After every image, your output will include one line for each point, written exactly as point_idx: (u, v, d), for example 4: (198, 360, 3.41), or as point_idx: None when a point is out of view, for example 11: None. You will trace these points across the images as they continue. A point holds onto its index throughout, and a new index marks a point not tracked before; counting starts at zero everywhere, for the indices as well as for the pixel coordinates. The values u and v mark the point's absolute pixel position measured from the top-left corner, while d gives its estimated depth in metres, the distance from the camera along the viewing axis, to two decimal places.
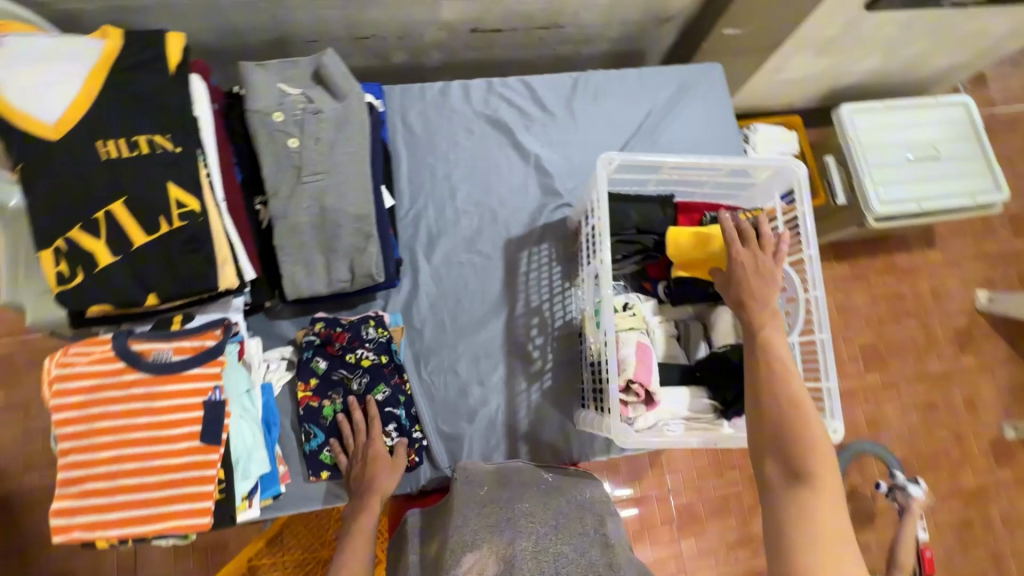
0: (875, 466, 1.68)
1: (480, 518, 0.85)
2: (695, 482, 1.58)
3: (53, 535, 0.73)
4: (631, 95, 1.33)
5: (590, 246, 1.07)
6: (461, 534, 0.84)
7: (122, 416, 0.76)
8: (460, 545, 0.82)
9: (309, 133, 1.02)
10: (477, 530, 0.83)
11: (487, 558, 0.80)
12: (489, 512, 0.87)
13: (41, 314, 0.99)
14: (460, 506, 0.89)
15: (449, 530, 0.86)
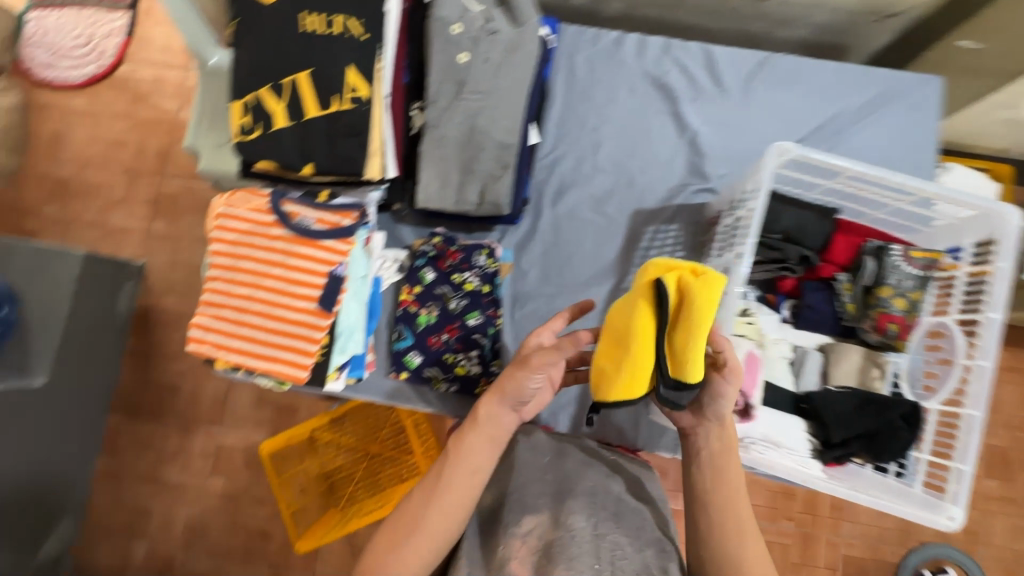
0: None
1: (543, 487, 0.87)
2: None
3: (187, 343, 0.83)
4: (823, 90, 1.17)
5: (728, 238, 0.99)
6: (524, 496, 0.86)
7: (262, 262, 0.84)
8: (522, 507, 0.85)
9: (480, 52, 1.02)
10: (540, 497, 0.86)
11: (546, 524, 0.81)
12: (552, 483, 0.88)
13: (213, 162, 1.15)
14: (525, 467, 0.91)
15: (510, 486, 0.89)
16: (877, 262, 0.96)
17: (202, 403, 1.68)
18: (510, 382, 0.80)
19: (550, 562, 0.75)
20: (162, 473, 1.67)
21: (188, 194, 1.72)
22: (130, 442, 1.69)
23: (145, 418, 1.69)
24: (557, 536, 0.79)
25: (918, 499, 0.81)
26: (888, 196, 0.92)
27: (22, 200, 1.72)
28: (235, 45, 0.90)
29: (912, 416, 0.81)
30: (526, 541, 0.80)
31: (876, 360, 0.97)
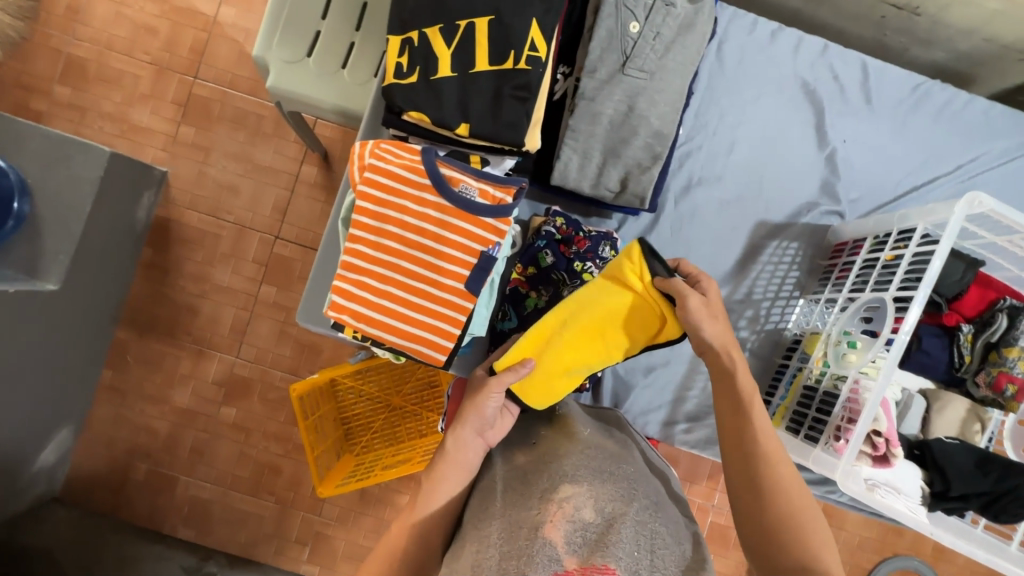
0: None
1: (589, 466, 0.80)
2: None
3: (327, 309, 0.75)
4: (968, 129, 1.13)
5: (869, 273, 0.96)
6: (571, 468, 0.79)
7: (413, 230, 0.76)
8: (560, 476, 0.78)
9: (653, 24, 0.92)
10: (585, 472, 0.78)
11: (585, 498, 0.73)
12: (596, 461, 0.81)
13: (281, 81, 1.02)
14: (571, 447, 0.85)
15: (553, 460, 0.82)
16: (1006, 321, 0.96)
17: (222, 328, 1.50)
18: (471, 407, 0.81)
19: (586, 541, 0.68)
20: (172, 395, 1.49)
21: (222, 102, 1.49)
22: (138, 358, 1.50)
23: (156, 335, 1.50)
24: (596, 516, 0.71)
25: (1014, 555, 0.83)
26: None
27: (27, 71, 1.45)
28: None
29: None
30: (563, 509, 0.71)
31: (979, 415, 0.98)
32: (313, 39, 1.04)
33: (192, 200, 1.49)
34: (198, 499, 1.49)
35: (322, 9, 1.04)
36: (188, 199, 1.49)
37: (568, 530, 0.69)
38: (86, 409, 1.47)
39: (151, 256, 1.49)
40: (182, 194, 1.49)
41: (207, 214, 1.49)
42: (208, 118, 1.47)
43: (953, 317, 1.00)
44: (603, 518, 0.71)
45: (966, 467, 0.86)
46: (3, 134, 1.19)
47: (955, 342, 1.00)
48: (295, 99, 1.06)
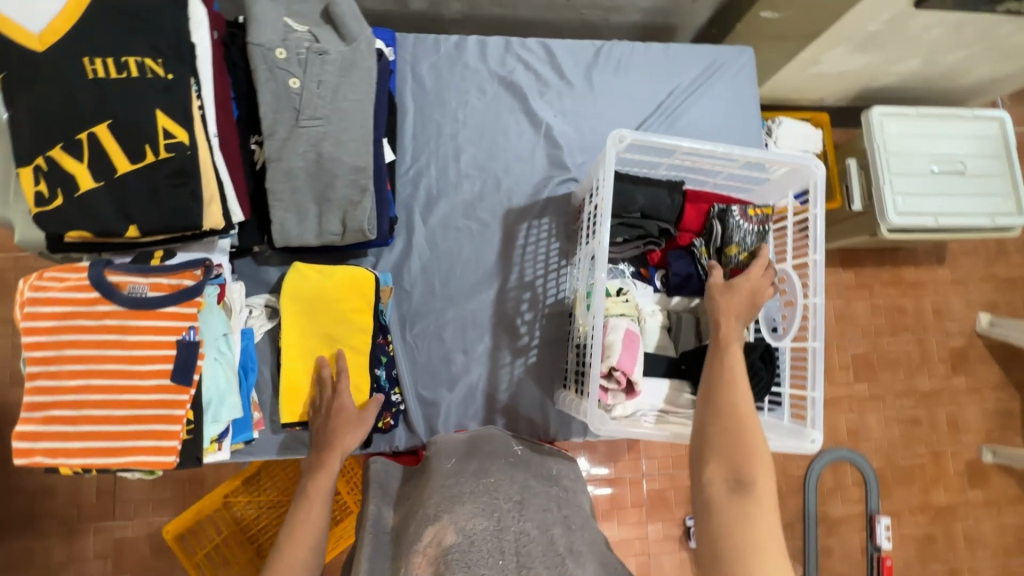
0: (850, 474, 1.69)
1: (446, 495, 0.80)
2: (670, 470, 1.60)
3: (14, 456, 0.71)
4: (655, 72, 1.26)
5: (589, 226, 1.03)
6: (429, 509, 0.79)
7: (94, 345, 0.75)
8: (424, 520, 0.78)
9: (312, 75, 0.97)
10: (440, 504, 0.78)
11: (448, 528, 0.73)
12: (455, 486, 0.81)
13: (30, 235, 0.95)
14: (434, 484, 0.85)
15: (419, 506, 0.82)
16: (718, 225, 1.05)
17: (88, 496, 1.40)
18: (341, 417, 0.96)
19: (446, 569, 0.68)
20: None
21: (21, 266, 1.39)
22: (2, 565, 1.36)
23: (16, 533, 1.37)
24: (457, 539, 0.71)
25: (788, 429, 0.90)
26: (718, 164, 1.01)
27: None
28: (9, 103, 0.77)
29: (767, 354, 0.93)
30: (427, 554, 0.72)
31: None
32: None
33: (13, 377, 1.38)
34: None
35: None
36: (9, 378, 1.38)
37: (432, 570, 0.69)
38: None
39: None
40: (0, 375, 1.37)
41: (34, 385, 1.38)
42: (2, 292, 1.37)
43: (684, 237, 1.09)
44: (464, 540, 0.70)
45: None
46: None
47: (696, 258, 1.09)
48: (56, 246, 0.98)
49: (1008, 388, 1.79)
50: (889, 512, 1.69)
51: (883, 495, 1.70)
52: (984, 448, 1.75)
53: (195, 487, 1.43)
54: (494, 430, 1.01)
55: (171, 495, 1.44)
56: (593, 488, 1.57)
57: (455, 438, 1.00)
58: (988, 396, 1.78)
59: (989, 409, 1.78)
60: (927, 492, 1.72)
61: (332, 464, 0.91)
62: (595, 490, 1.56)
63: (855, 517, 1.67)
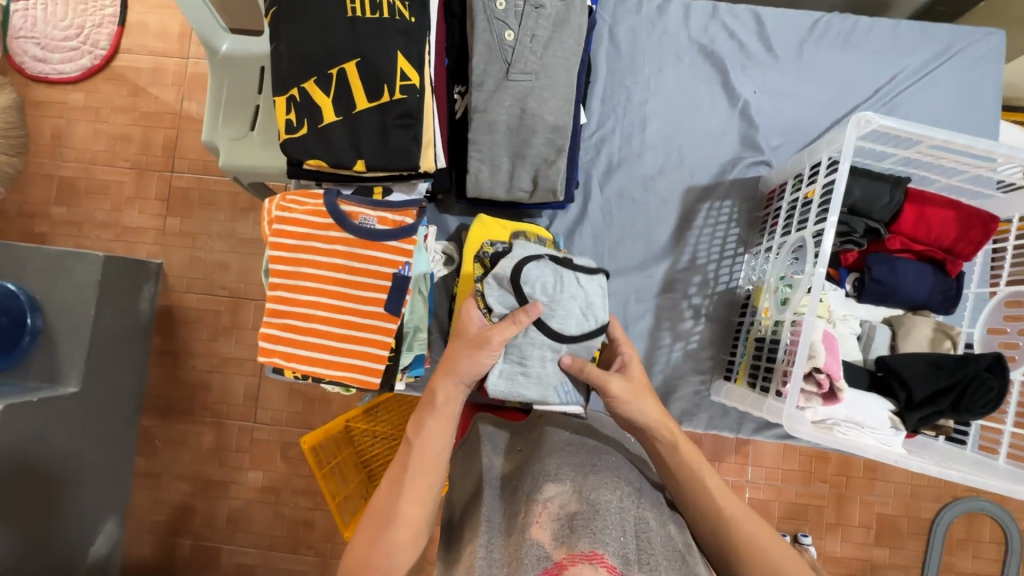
0: (986, 527, 1.47)
1: (572, 462, 0.77)
2: (777, 483, 1.46)
3: (258, 354, 0.81)
4: (877, 52, 1.12)
5: (793, 214, 0.95)
6: (551, 464, 0.76)
7: (326, 267, 0.82)
8: (544, 475, 0.75)
9: (526, 28, 0.96)
10: (564, 467, 0.75)
11: (573, 495, 0.70)
12: (578, 456, 0.78)
13: (236, 160, 1.10)
14: (553, 445, 0.81)
15: (537, 460, 0.79)
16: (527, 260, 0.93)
17: (236, 398, 1.57)
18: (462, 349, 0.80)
19: (573, 532, 0.65)
20: (202, 469, 1.57)
21: (202, 188, 1.57)
22: (166, 441, 1.58)
23: (178, 417, 1.57)
24: (582, 507, 0.68)
25: (1005, 470, 0.80)
26: (964, 164, 0.88)
27: (26, 200, 1.57)
28: (274, 36, 0.84)
29: (995, 364, 0.82)
30: (549, 508, 0.69)
31: (946, 332, 0.95)
32: (254, 113, 1.11)
33: (188, 284, 1.57)
34: (243, 564, 1.55)
35: (255, 84, 1.13)
36: (185, 284, 1.57)
37: (556, 527, 0.66)
38: (129, 497, 1.56)
39: (161, 341, 1.58)
40: (180, 280, 1.57)
41: (204, 293, 1.57)
42: (183, 208, 1.56)
43: (892, 240, 0.98)
44: (589, 507, 0.68)
45: (920, 373, 0.85)
46: (10, 261, 1.31)
47: (905, 265, 0.97)
48: (252, 172, 1.12)
49: None
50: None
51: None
52: None
53: (324, 408, 1.56)
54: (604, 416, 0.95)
55: (304, 409, 1.57)
56: None
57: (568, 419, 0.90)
58: None
59: None
60: None
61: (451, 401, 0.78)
62: None
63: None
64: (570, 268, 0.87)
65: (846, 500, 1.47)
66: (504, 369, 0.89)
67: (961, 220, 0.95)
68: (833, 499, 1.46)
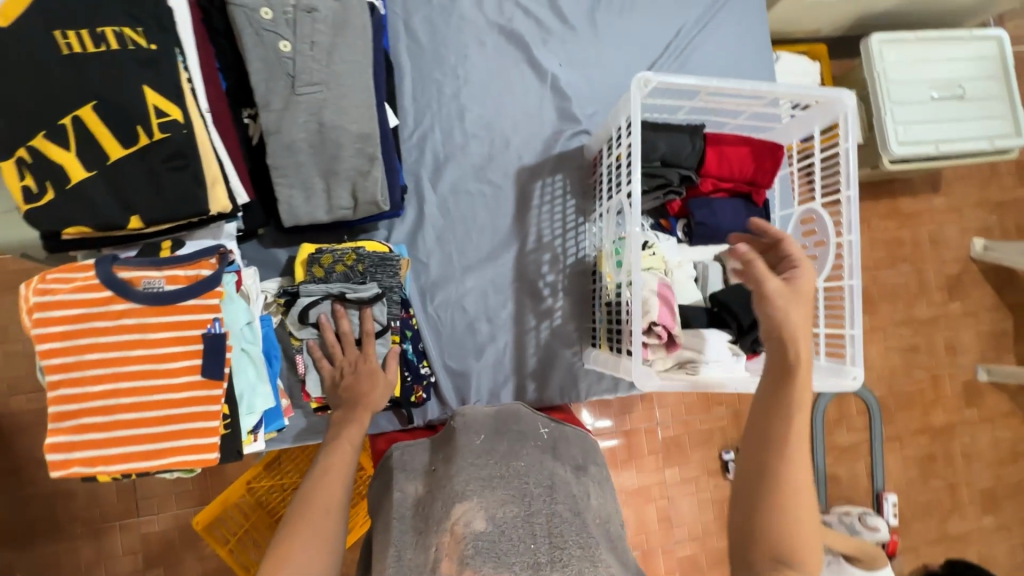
0: (853, 403, 1.69)
1: (478, 472, 0.78)
2: (683, 417, 1.57)
3: (51, 469, 0.68)
4: (661, 10, 1.19)
5: (612, 179, 0.99)
6: (457, 483, 0.77)
7: (115, 348, 0.70)
8: (451, 496, 0.76)
9: (303, 36, 0.88)
10: (471, 482, 0.77)
11: (475, 510, 0.72)
12: (486, 468, 0.79)
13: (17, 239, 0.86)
14: (459, 458, 0.82)
15: (445, 479, 0.80)
16: (313, 303, 0.95)
17: (108, 498, 1.36)
18: (365, 377, 0.92)
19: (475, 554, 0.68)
20: None
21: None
22: (32, 572, 1.33)
23: (39, 542, 1.33)
24: (486, 527, 0.70)
25: (825, 369, 0.90)
26: (741, 105, 0.96)
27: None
28: None
29: (798, 279, 0.94)
30: (457, 532, 0.71)
31: None
32: None
33: (12, 386, 1.32)
34: None
35: None
36: (8, 388, 1.32)
37: (459, 551, 0.69)
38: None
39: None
40: None
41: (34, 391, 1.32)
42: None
43: (706, 184, 1.06)
44: (494, 529, 0.70)
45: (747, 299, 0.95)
46: None
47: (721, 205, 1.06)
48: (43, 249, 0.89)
49: (1003, 310, 1.79)
50: (892, 438, 1.71)
51: (884, 421, 1.71)
52: (979, 367, 1.76)
53: (219, 478, 1.41)
54: (521, 407, 0.97)
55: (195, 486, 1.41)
56: (606, 442, 1.53)
57: (477, 417, 0.92)
58: (984, 318, 1.78)
59: (984, 331, 1.77)
60: (927, 414, 1.73)
61: (364, 418, 0.88)
62: (608, 443, 1.53)
63: (860, 444, 1.68)
64: (351, 298, 0.96)
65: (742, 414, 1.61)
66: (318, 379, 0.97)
67: (755, 153, 1.04)
68: (732, 417, 1.60)
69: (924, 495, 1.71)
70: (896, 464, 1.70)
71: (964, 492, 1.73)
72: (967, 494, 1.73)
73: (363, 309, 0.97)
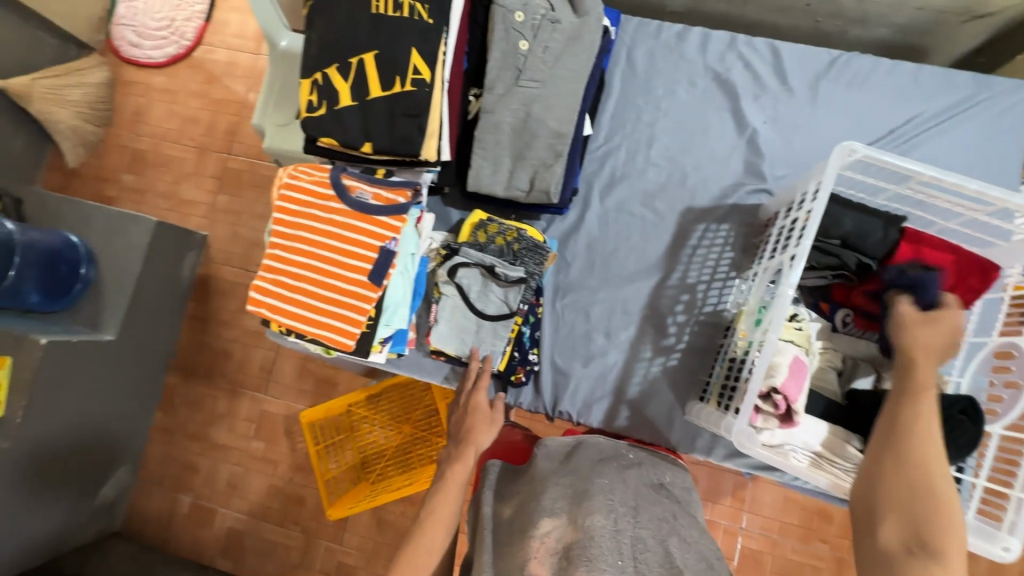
0: None
1: (564, 492, 0.81)
2: (773, 533, 1.41)
3: (248, 303, 0.89)
4: (896, 94, 1.12)
5: (779, 241, 0.95)
6: (543, 500, 0.80)
7: (320, 234, 0.89)
8: (538, 511, 0.78)
9: (541, 40, 1.02)
10: (558, 501, 0.80)
11: (566, 525, 0.75)
12: (570, 486, 0.82)
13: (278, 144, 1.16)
14: (544, 479, 0.87)
15: (532, 496, 0.83)
16: (465, 265, 1.09)
17: (252, 368, 1.66)
18: (473, 417, 0.98)
19: (570, 561, 0.69)
20: (210, 433, 1.66)
21: (252, 170, 1.70)
22: (184, 401, 1.68)
23: (198, 378, 1.68)
24: (579, 535, 0.72)
25: (970, 525, 0.76)
26: (959, 207, 0.87)
27: (100, 167, 1.75)
28: (308, 26, 0.95)
29: (970, 408, 0.79)
30: (546, 543, 0.73)
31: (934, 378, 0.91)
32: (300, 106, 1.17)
33: (226, 257, 1.69)
34: (233, 530, 1.61)
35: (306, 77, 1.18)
36: (226, 257, 1.69)
37: (552, 562, 0.70)
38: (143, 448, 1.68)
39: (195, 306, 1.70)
40: (220, 253, 1.69)
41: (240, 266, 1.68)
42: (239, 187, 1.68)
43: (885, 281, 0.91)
44: (586, 534, 0.72)
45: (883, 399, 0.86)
46: (76, 218, 1.46)
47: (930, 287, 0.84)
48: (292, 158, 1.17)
49: None
50: None
51: None
52: None
53: (327, 389, 1.63)
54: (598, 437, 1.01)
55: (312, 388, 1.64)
56: None
57: (552, 445, 0.98)
58: None
59: None
60: None
61: (469, 454, 0.89)
62: None
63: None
64: (497, 274, 1.07)
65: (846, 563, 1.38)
66: (444, 330, 1.08)
67: (961, 265, 0.91)
68: (833, 561, 1.39)
69: None
70: None
71: None
72: None
73: (502, 287, 1.08)
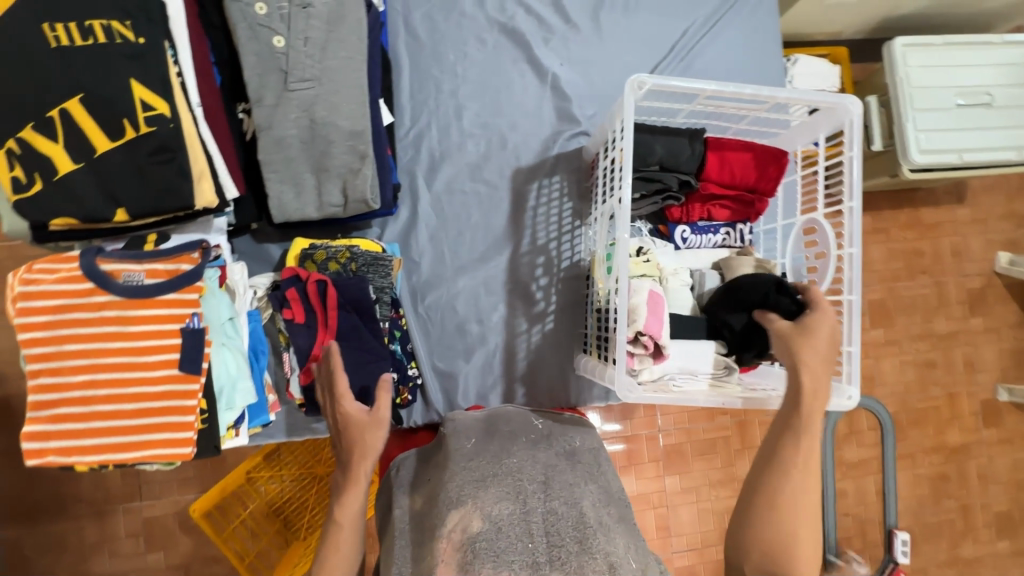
0: (864, 418, 1.57)
1: (472, 475, 0.75)
2: (686, 424, 1.48)
3: (26, 458, 0.69)
4: (665, 8, 1.16)
5: (606, 183, 0.96)
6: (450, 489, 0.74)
7: (96, 339, 0.71)
8: (445, 503, 0.73)
9: (297, 32, 0.88)
10: (464, 486, 0.74)
11: (472, 515, 0.69)
12: (477, 466, 0.77)
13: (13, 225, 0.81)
14: (452, 461, 0.80)
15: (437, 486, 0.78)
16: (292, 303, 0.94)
17: (114, 478, 1.28)
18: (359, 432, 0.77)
19: (474, 558, 0.65)
20: (92, 567, 1.27)
21: None
22: (38, 548, 1.26)
23: (49, 518, 1.27)
24: (483, 528, 0.67)
25: None
26: (742, 108, 0.94)
27: None
28: None
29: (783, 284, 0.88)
30: (453, 540, 0.68)
31: (765, 267, 0.98)
32: None
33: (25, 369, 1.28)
34: None
35: None
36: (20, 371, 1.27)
37: (459, 560, 0.66)
38: None
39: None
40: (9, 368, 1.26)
41: None
42: None
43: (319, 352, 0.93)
44: (490, 529, 0.67)
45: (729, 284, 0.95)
46: None
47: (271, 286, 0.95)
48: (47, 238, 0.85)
49: None
50: (905, 459, 1.58)
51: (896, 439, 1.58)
52: (1000, 387, 1.60)
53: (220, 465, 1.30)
54: (510, 408, 0.95)
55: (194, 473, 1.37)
56: (609, 445, 1.45)
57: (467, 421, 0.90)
58: (1006, 335, 1.62)
59: (1007, 349, 1.62)
60: (941, 433, 1.59)
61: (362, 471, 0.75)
62: (610, 446, 1.45)
63: (870, 460, 1.56)
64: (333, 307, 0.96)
65: (746, 425, 1.52)
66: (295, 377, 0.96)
67: (758, 160, 1.00)
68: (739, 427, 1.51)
69: (937, 518, 1.57)
70: (906, 483, 1.57)
71: (977, 515, 1.59)
72: (981, 522, 1.59)
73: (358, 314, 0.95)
